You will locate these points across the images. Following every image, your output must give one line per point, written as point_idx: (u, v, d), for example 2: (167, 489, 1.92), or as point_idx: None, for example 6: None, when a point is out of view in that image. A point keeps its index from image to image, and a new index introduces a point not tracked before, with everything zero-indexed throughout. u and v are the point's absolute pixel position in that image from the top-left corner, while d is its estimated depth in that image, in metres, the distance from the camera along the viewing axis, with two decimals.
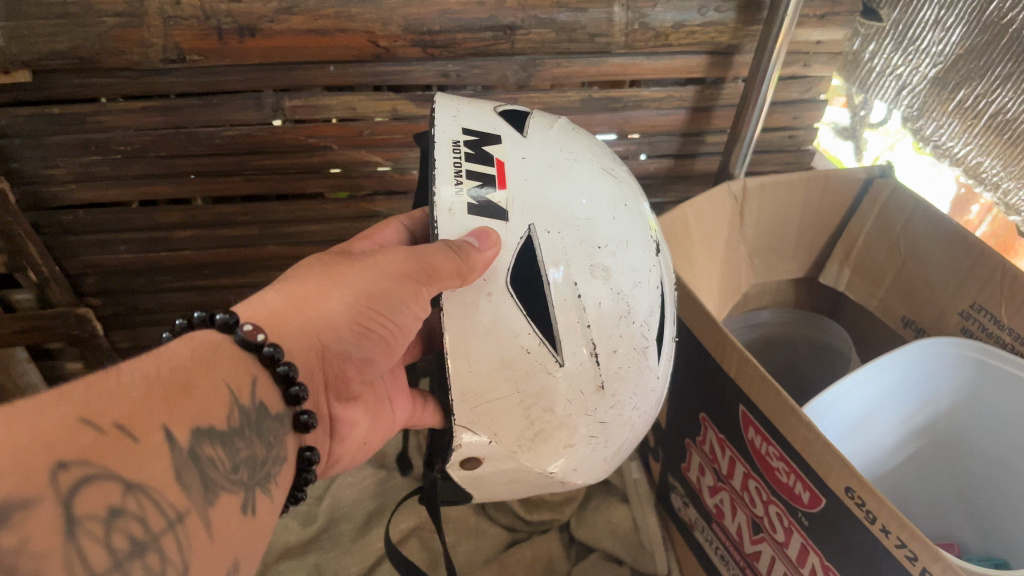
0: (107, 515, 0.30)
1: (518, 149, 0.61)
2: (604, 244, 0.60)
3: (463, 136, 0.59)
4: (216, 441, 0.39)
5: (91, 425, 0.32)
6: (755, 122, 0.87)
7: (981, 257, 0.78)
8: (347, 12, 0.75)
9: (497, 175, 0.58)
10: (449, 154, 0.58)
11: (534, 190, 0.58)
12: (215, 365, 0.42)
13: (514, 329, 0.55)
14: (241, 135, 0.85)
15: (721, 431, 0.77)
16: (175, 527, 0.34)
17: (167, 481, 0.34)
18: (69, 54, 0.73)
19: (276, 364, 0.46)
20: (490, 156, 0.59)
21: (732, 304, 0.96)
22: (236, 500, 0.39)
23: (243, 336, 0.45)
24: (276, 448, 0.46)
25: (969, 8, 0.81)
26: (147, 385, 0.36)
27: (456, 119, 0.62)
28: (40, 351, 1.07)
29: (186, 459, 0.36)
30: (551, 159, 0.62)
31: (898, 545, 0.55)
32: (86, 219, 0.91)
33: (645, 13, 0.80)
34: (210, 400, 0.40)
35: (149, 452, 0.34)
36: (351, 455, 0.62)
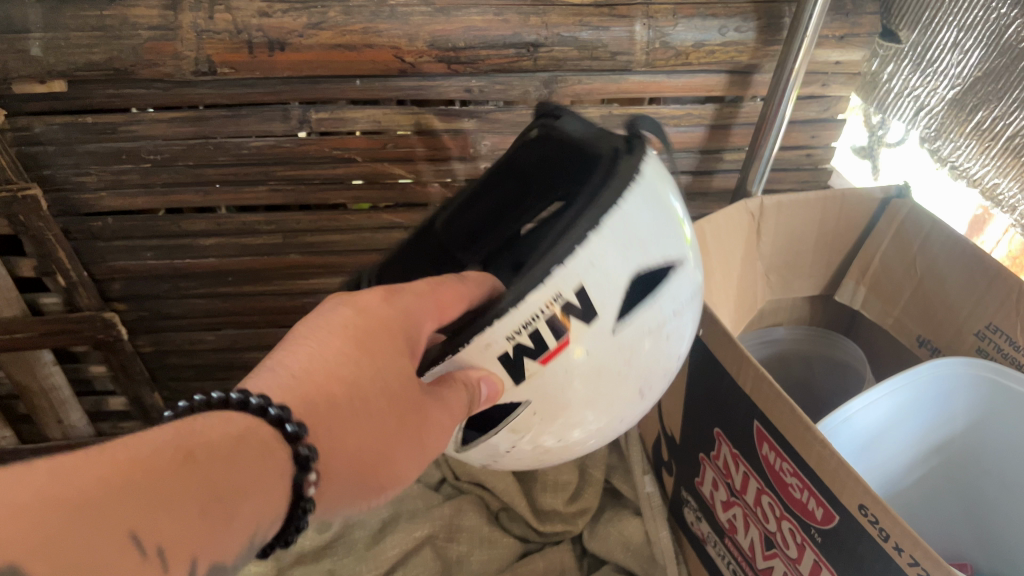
0: None
1: (597, 332, 0.58)
2: (596, 399, 0.62)
3: (571, 292, 0.55)
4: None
5: (138, 545, 0.29)
6: (773, 141, 0.88)
7: (998, 278, 0.79)
8: (374, 28, 0.76)
9: (550, 349, 0.57)
10: (531, 307, 0.55)
11: (564, 374, 0.59)
12: (240, 483, 0.35)
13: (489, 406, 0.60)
14: (268, 146, 0.87)
15: (735, 446, 0.77)
16: None
17: None
18: (105, 66, 0.75)
19: (301, 499, 0.39)
20: (564, 333, 0.57)
21: (747, 320, 0.97)
22: None
23: (296, 443, 0.39)
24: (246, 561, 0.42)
25: (988, 32, 0.82)
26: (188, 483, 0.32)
27: (611, 249, 0.56)
28: (65, 354, 1.09)
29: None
30: (620, 349, 0.60)
31: (911, 563, 0.55)
32: (115, 226, 0.93)
33: (666, 32, 0.82)
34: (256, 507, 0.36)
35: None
36: None
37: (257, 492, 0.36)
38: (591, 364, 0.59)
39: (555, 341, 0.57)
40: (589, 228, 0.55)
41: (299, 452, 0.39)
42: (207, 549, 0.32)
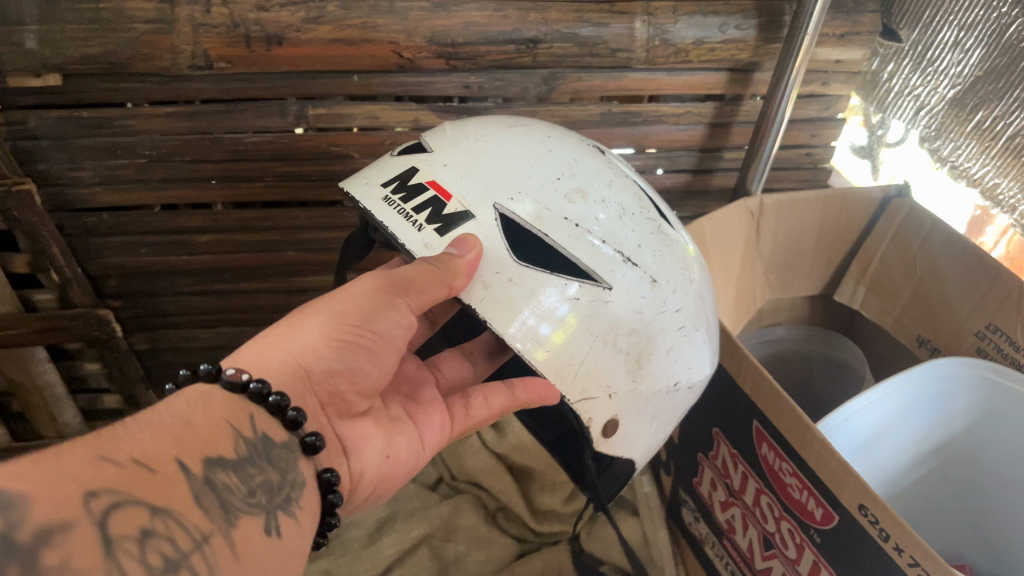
0: (139, 535, 0.33)
1: (434, 159, 0.69)
2: (599, 195, 0.67)
3: (389, 190, 0.67)
4: (229, 469, 0.41)
5: (110, 461, 0.35)
6: (773, 140, 0.88)
7: (998, 277, 0.78)
8: (373, 23, 0.76)
9: (438, 193, 0.65)
10: (390, 210, 0.65)
11: (470, 180, 0.66)
12: (212, 409, 0.44)
13: (547, 280, 0.62)
14: (265, 142, 0.86)
15: (733, 446, 0.77)
16: (203, 546, 0.36)
17: (188, 504, 0.37)
18: (101, 59, 0.75)
19: (246, 384, 0.46)
20: (421, 185, 0.66)
21: (747, 319, 0.96)
22: (257, 523, 0.41)
23: (228, 378, 0.46)
24: (291, 473, 0.46)
25: (988, 31, 0.82)
26: (152, 430, 0.39)
27: (371, 175, 0.70)
28: (59, 352, 1.08)
29: (202, 485, 0.39)
30: (453, 145, 0.70)
31: (911, 564, 0.55)
32: (110, 222, 0.92)
33: (666, 30, 0.81)
34: (212, 433, 0.42)
35: (166, 480, 0.37)
36: (374, 473, 0.57)
37: (202, 416, 0.43)
38: (507, 181, 0.66)
39: (428, 193, 0.66)
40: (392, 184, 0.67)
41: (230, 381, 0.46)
42: (202, 441, 0.41)
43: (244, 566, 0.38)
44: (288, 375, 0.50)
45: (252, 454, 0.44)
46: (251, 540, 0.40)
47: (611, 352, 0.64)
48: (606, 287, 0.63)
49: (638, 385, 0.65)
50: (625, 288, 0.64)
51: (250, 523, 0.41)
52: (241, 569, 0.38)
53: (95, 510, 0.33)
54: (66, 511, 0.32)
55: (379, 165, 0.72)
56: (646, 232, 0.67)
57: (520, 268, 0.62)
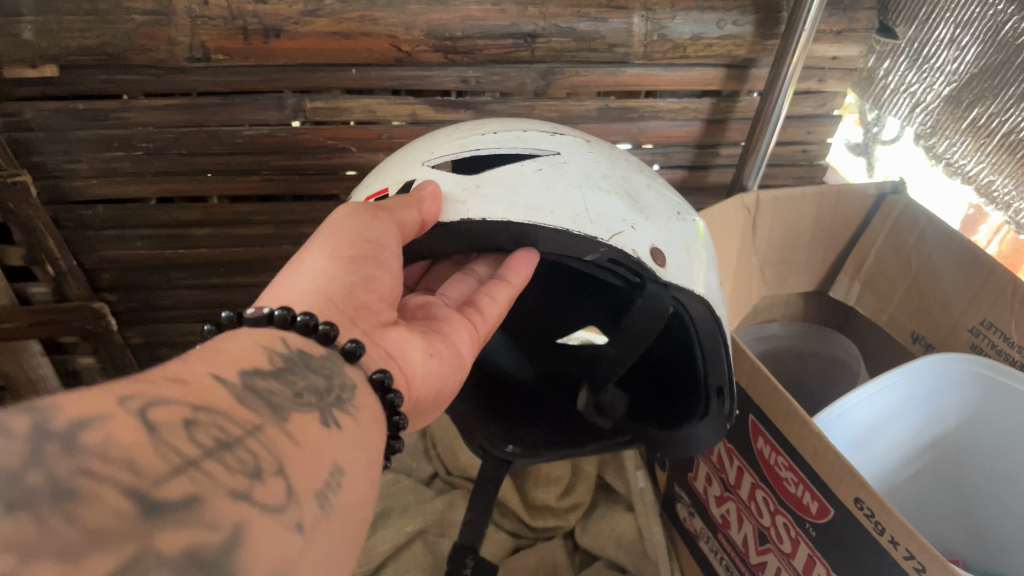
0: (180, 425, 0.29)
1: (376, 179, 0.70)
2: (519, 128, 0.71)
3: None
4: (269, 377, 0.37)
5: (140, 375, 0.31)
6: (769, 136, 0.88)
7: (992, 274, 0.79)
8: (371, 16, 0.76)
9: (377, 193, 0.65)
10: None
11: (402, 171, 0.67)
12: (235, 337, 0.40)
13: (515, 172, 0.62)
14: (262, 135, 0.86)
15: (729, 441, 0.77)
16: (257, 435, 0.32)
17: (231, 402, 0.33)
18: (98, 50, 0.74)
19: (267, 314, 0.42)
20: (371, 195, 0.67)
21: (742, 315, 0.97)
22: (314, 417, 0.36)
23: (247, 314, 0.42)
24: (338, 378, 0.41)
25: (985, 28, 0.82)
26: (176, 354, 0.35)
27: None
28: (53, 345, 1.08)
29: (244, 391, 0.34)
30: (393, 162, 0.71)
31: (907, 556, 0.55)
32: (105, 215, 0.92)
33: (664, 25, 0.81)
34: (243, 352, 0.38)
35: (202, 387, 0.33)
36: (424, 379, 0.50)
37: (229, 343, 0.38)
38: (442, 145, 0.68)
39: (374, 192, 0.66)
40: None
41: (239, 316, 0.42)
42: (233, 357, 0.37)
43: (311, 455, 0.34)
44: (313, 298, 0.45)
45: (291, 363, 0.39)
46: (315, 435, 0.35)
47: (609, 200, 0.62)
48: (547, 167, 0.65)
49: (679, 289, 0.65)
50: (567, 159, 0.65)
51: (309, 420, 0.35)
52: (309, 458, 0.34)
53: (130, 406, 0.29)
54: (95, 407, 0.28)
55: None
56: (580, 143, 0.70)
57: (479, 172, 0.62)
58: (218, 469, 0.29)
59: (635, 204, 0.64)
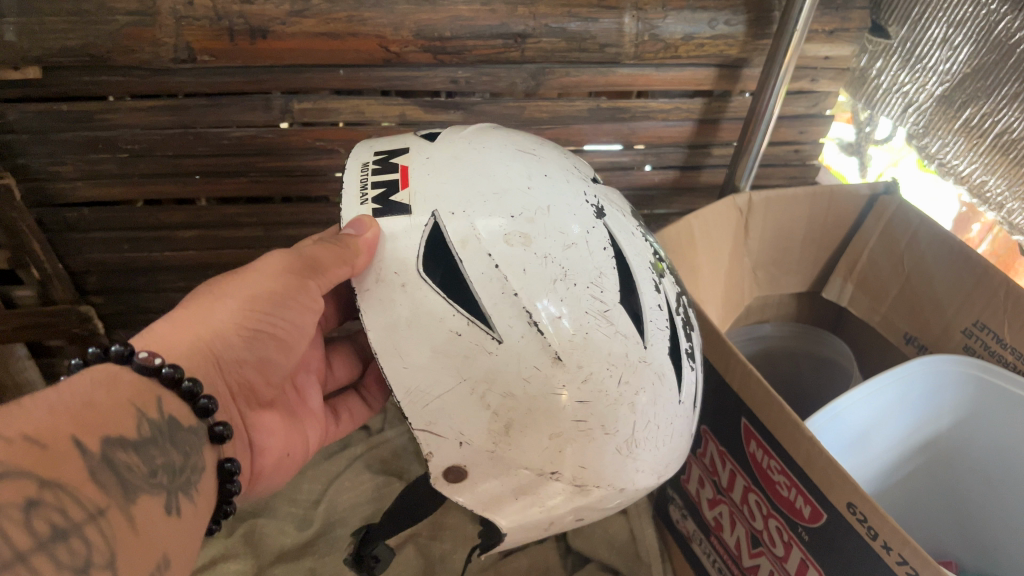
0: (25, 505, 0.33)
1: (425, 150, 0.63)
2: (547, 252, 0.57)
3: (373, 159, 0.64)
4: (129, 448, 0.41)
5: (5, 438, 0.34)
6: (762, 137, 0.87)
7: (985, 274, 0.78)
8: (359, 16, 0.75)
9: (401, 178, 0.61)
10: (357, 175, 0.62)
11: (435, 181, 0.59)
12: (117, 390, 0.44)
13: (434, 313, 0.55)
14: (249, 137, 0.85)
15: (721, 444, 0.77)
16: (98, 519, 0.37)
17: (83, 479, 0.37)
18: (80, 52, 0.73)
19: (160, 371, 0.47)
20: (395, 166, 0.62)
21: (734, 317, 0.96)
22: (157, 501, 0.42)
23: (141, 362, 0.46)
24: (193, 458, 0.48)
25: (977, 28, 0.82)
26: (51, 404, 0.38)
27: (378, 141, 0.68)
28: (40, 348, 1.07)
29: (99, 463, 0.38)
30: (454, 147, 0.63)
31: (899, 562, 0.55)
32: (91, 217, 0.91)
33: (655, 25, 0.81)
34: (116, 413, 0.42)
35: (60, 457, 0.36)
36: (274, 467, 0.64)
37: (112, 400, 0.42)
38: (471, 188, 0.58)
39: (393, 173, 0.61)
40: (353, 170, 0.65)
41: (134, 360, 0.46)
42: (106, 420, 0.41)
43: (143, 542, 0.39)
44: (203, 363, 0.53)
45: (155, 435, 0.44)
46: (152, 520, 0.41)
47: (475, 409, 0.56)
48: (496, 340, 0.55)
49: (499, 450, 0.57)
50: (521, 336, 0.55)
51: (150, 502, 0.41)
52: (142, 543, 0.39)
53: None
54: None
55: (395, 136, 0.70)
56: (603, 314, 0.58)
57: (422, 279, 0.56)
58: (47, 565, 0.33)
59: (511, 425, 0.56)
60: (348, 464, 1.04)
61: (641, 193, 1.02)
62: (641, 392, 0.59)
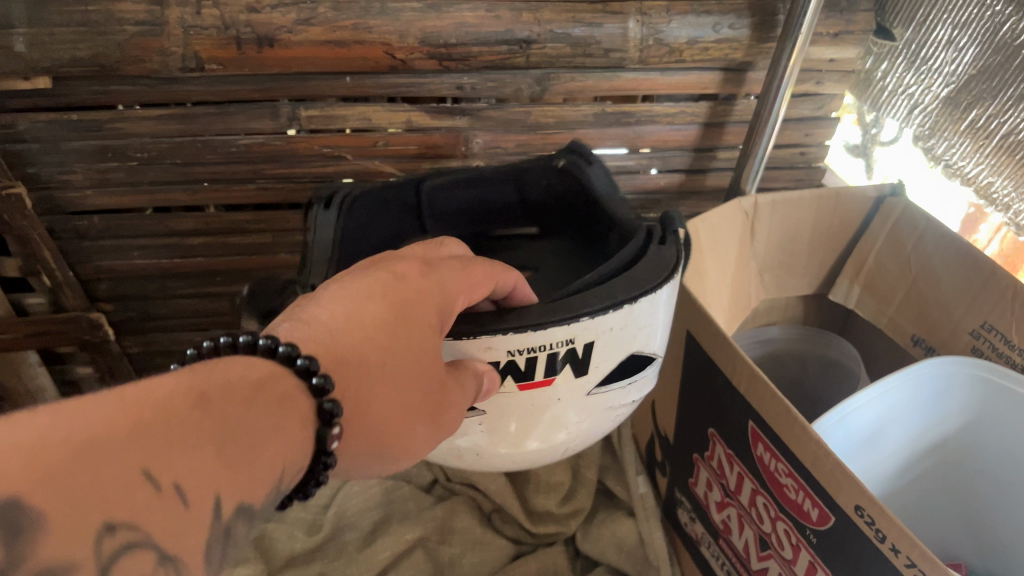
0: None
1: (576, 389, 0.64)
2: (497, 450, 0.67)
3: (578, 346, 0.60)
4: (252, 511, 0.36)
5: (151, 480, 0.30)
6: (767, 140, 0.88)
7: (993, 276, 0.78)
8: (365, 24, 0.75)
9: (531, 380, 0.61)
10: (550, 339, 0.58)
11: (532, 399, 0.62)
12: (285, 425, 0.37)
13: None
14: (257, 144, 0.86)
15: (729, 447, 0.77)
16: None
17: (199, 549, 0.33)
18: (91, 62, 0.74)
19: (327, 426, 0.40)
20: (553, 372, 0.61)
21: (741, 320, 0.97)
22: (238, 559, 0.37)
23: (330, 410, 0.40)
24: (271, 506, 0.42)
25: (983, 29, 0.82)
26: (218, 437, 0.33)
27: (631, 326, 0.62)
28: (52, 355, 1.08)
29: (221, 530, 0.34)
30: (578, 392, 0.64)
31: (908, 564, 0.55)
32: (101, 225, 0.92)
33: (660, 29, 0.81)
34: (268, 465, 0.36)
35: (194, 520, 0.32)
36: None
37: (278, 442, 0.37)
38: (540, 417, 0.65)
39: (540, 374, 0.61)
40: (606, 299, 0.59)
41: (322, 406, 0.39)
42: (261, 470, 0.35)
43: None
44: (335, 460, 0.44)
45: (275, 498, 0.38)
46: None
47: None
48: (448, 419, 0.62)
49: None
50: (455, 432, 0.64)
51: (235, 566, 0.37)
52: None
53: (105, 551, 0.28)
54: (76, 547, 0.27)
55: (647, 320, 0.63)
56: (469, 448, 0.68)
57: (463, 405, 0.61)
58: None
59: None
60: None
61: (647, 197, 1.03)
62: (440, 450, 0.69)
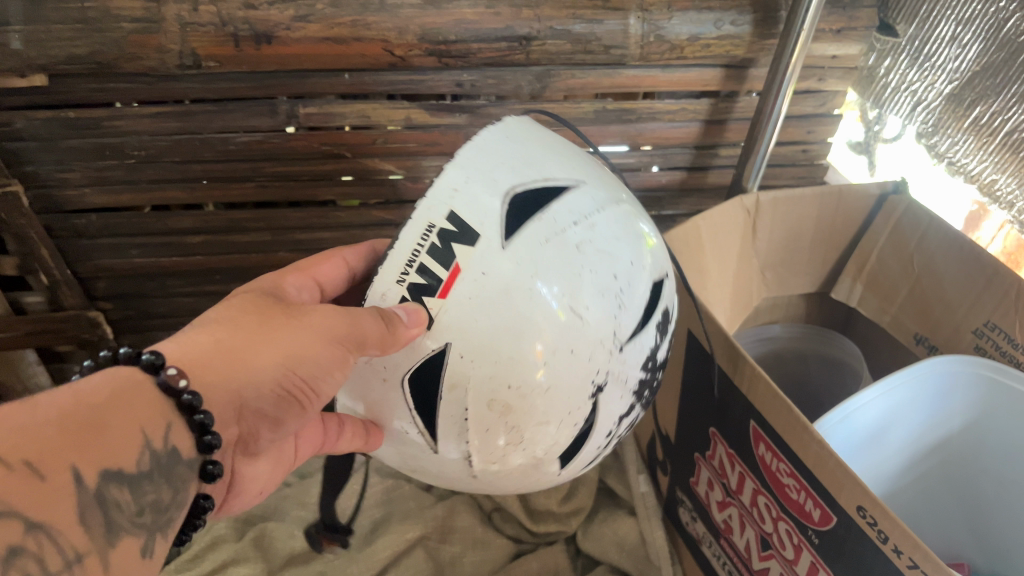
0: (6, 556, 0.34)
1: (488, 252, 0.55)
2: (568, 402, 0.60)
3: (442, 220, 0.55)
4: (122, 484, 0.42)
5: (2, 463, 0.35)
6: (769, 137, 0.87)
7: (997, 275, 0.77)
8: (363, 21, 0.75)
9: (445, 281, 0.54)
10: (412, 239, 0.54)
11: (469, 308, 0.54)
12: (132, 407, 0.44)
13: (466, 349, 0.55)
14: (255, 142, 0.85)
15: (731, 447, 0.76)
16: (74, 566, 0.38)
17: (70, 521, 0.38)
18: (87, 59, 0.73)
19: (181, 392, 0.46)
20: (451, 256, 0.54)
21: (743, 319, 0.96)
22: (135, 543, 0.43)
23: (166, 380, 0.46)
24: (181, 493, 0.48)
25: (987, 25, 0.81)
26: (65, 425, 0.39)
27: (470, 174, 0.56)
28: (51, 354, 1.07)
29: (90, 500, 0.40)
30: (517, 266, 0.55)
31: (910, 566, 0.54)
32: (99, 223, 0.91)
33: (660, 26, 0.80)
34: (120, 445, 0.42)
35: (57, 493, 0.37)
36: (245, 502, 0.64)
37: (124, 416, 0.43)
38: (518, 345, 0.55)
39: (443, 267, 0.54)
40: (471, 161, 0.57)
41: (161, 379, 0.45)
42: (112, 453, 0.41)
43: None
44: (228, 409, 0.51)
45: (151, 470, 0.44)
46: (127, 560, 0.42)
47: (460, 391, 0.57)
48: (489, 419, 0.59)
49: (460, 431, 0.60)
50: (518, 416, 0.59)
51: (128, 544, 0.43)
52: None
53: None
54: None
55: (476, 164, 0.57)
56: (569, 428, 0.62)
57: (445, 352, 0.55)
58: None
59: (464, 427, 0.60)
60: (357, 468, 1.05)
61: (648, 194, 1.02)
62: (553, 446, 0.63)
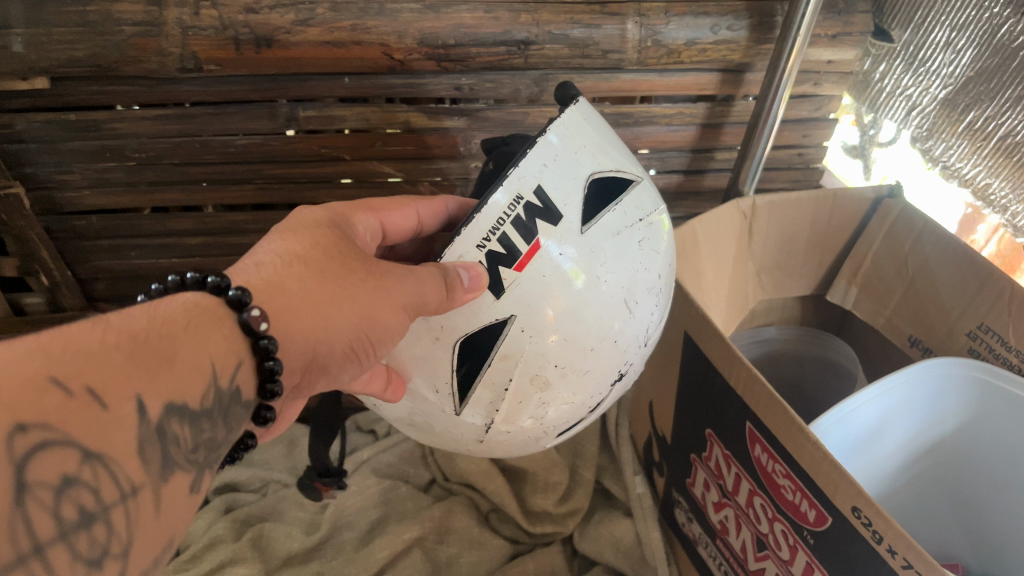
0: (58, 484, 0.33)
1: (566, 237, 0.57)
2: (593, 386, 0.63)
3: (531, 195, 0.55)
4: (185, 419, 0.41)
5: (59, 387, 0.34)
6: (766, 141, 0.87)
7: (990, 278, 0.78)
8: (363, 25, 0.75)
9: (524, 254, 0.56)
10: (500, 209, 0.54)
11: (543, 286, 0.56)
12: (202, 339, 0.43)
13: (530, 323, 0.57)
14: (254, 144, 0.86)
15: (726, 448, 0.77)
16: (128, 500, 0.37)
17: (128, 454, 0.37)
18: (88, 62, 0.74)
19: (258, 336, 0.46)
20: (534, 231, 0.56)
21: (738, 321, 0.97)
22: (186, 481, 0.41)
23: (248, 319, 0.45)
24: (235, 434, 0.46)
25: (980, 31, 0.82)
26: (127, 349, 0.38)
27: (558, 151, 0.57)
28: None
29: (151, 434, 0.38)
30: (590, 251, 0.58)
31: (904, 566, 0.55)
32: (98, 225, 0.92)
33: (658, 31, 0.81)
34: (189, 375, 0.41)
35: (116, 420, 0.36)
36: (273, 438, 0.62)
37: (194, 346, 0.42)
38: (568, 327, 0.58)
39: (524, 241, 0.55)
40: (560, 132, 0.58)
41: (241, 318, 0.45)
42: (178, 382, 0.40)
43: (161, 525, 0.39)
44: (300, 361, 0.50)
45: (213, 407, 0.43)
46: (174, 504, 0.40)
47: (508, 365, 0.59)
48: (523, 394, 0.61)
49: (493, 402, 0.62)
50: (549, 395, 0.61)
51: (181, 481, 0.41)
52: (156, 529, 0.39)
53: (18, 449, 0.32)
54: None
55: (569, 142, 0.58)
56: (586, 409, 0.65)
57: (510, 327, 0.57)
58: (61, 558, 0.33)
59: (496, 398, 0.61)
60: (355, 468, 1.05)
61: None
62: (567, 424, 0.66)
